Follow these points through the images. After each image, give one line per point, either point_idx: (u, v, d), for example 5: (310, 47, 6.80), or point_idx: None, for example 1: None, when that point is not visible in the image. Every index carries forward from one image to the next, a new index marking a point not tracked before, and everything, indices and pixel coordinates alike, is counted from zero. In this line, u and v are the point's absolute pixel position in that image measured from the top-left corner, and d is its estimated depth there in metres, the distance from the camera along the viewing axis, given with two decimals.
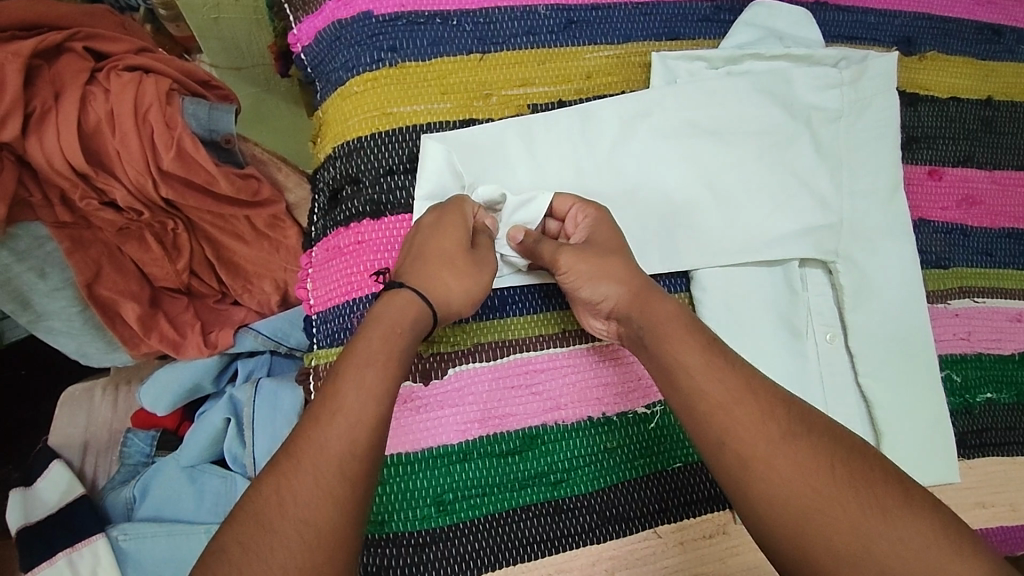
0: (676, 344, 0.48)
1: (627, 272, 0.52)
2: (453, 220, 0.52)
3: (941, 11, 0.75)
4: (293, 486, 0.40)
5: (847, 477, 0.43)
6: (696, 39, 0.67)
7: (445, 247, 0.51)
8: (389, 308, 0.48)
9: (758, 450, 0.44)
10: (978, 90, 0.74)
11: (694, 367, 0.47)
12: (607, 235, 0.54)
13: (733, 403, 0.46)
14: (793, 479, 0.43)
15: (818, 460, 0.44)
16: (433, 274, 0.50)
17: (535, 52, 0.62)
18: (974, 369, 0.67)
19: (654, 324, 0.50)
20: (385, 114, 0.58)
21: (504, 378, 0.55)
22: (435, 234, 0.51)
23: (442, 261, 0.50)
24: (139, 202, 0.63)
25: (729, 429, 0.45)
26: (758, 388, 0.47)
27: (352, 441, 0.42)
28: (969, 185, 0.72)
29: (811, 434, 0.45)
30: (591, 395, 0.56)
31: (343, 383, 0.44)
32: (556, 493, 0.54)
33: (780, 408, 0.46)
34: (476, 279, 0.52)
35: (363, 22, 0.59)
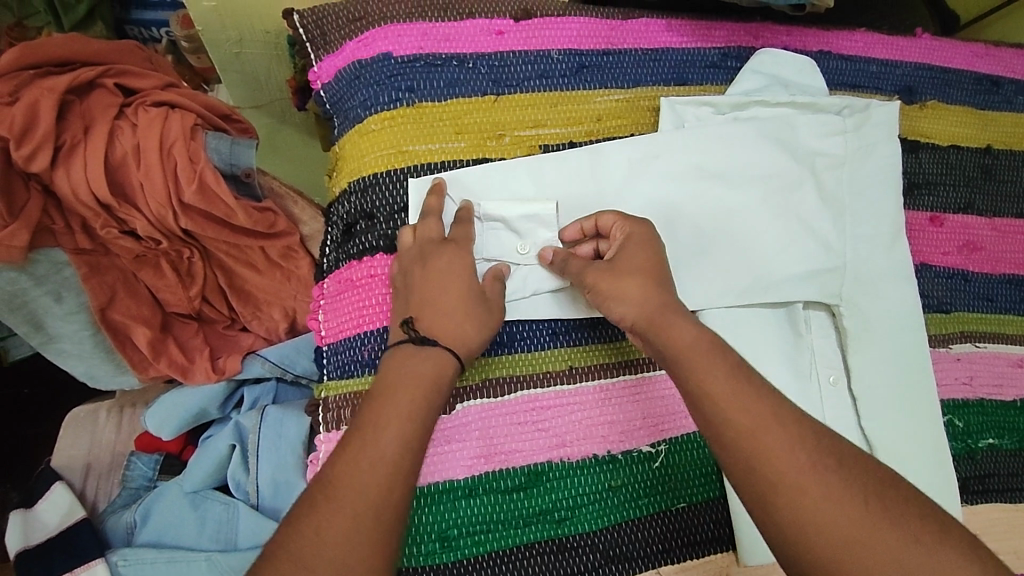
0: (702, 368, 0.47)
1: (641, 287, 0.51)
2: (459, 267, 0.54)
3: (941, 62, 0.78)
4: (326, 532, 0.41)
5: (880, 512, 0.42)
6: (703, 84, 0.69)
7: (457, 297, 0.52)
8: (418, 363, 0.49)
9: (788, 478, 0.43)
10: (978, 139, 0.76)
11: (720, 394, 0.46)
12: (644, 247, 0.54)
13: (765, 429, 0.44)
14: (825, 511, 0.42)
15: (851, 493, 0.42)
16: (453, 325, 0.51)
17: (547, 95, 0.64)
18: (976, 414, 0.67)
19: (673, 346, 0.48)
20: (401, 151, 0.60)
21: (510, 414, 0.56)
22: (444, 283, 0.53)
23: (458, 311, 0.52)
24: (159, 231, 0.64)
25: (760, 455, 0.44)
26: (788, 415, 0.45)
27: (388, 490, 0.43)
28: (969, 232, 0.73)
29: (843, 466, 0.44)
30: (596, 433, 0.57)
31: (381, 433, 0.45)
32: (560, 531, 0.54)
33: (812, 437, 0.44)
34: (487, 318, 0.53)
35: (382, 63, 0.61)
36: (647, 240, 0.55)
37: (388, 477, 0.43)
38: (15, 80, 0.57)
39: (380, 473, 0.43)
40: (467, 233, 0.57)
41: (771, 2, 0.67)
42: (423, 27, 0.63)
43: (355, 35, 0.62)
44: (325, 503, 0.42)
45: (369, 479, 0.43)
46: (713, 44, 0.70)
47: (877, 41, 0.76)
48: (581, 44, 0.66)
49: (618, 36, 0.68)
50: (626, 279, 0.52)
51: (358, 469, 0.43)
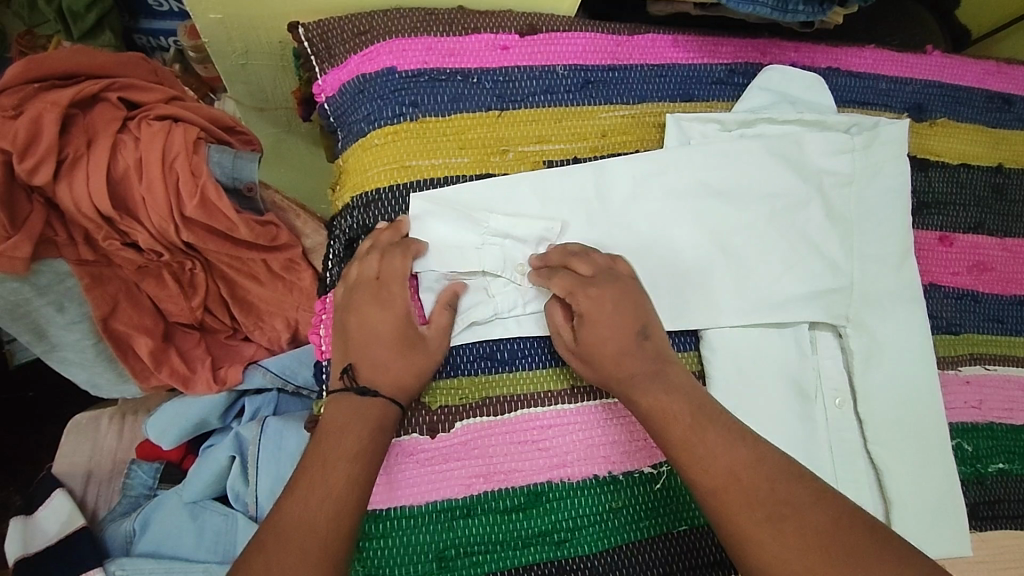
0: (668, 425, 0.51)
1: (617, 346, 0.53)
2: (387, 309, 0.54)
3: (951, 79, 0.77)
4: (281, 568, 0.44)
5: (832, 560, 0.45)
6: (709, 101, 0.69)
7: (393, 345, 0.53)
8: (360, 410, 0.51)
9: (748, 533, 0.46)
10: (988, 157, 0.76)
11: (682, 456, 0.49)
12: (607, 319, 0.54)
13: (724, 489, 0.48)
14: (784, 564, 0.45)
15: (807, 543, 0.45)
16: (388, 373, 0.52)
17: (552, 111, 0.64)
18: (986, 438, 0.66)
19: (646, 406, 0.52)
20: (404, 166, 0.60)
21: (510, 433, 0.55)
22: (376, 324, 0.53)
23: (394, 359, 0.53)
24: (160, 244, 0.64)
25: (720, 511, 0.47)
26: (746, 470, 0.48)
27: (336, 527, 0.46)
28: (980, 252, 0.72)
29: (799, 514, 0.46)
30: (598, 453, 0.56)
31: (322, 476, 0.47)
32: (560, 552, 0.54)
33: (771, 488, 0.47)
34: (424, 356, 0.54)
35: (386, 77, 0.61)
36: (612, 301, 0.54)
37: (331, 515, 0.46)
38: (20, 93, 0.58)
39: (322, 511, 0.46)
40: (398, 267, 0.55)
41: (779, 19, 0.66)
42: (428, 41, 0.63)
43: (360, 50, 0.63)
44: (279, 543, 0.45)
45: (309, 521, 0.46)
46: (720, 60, 0.70)
47: (887, 58, 0.76)
48: (586, 60, 0.66)
49: (624, 52, 0.68)
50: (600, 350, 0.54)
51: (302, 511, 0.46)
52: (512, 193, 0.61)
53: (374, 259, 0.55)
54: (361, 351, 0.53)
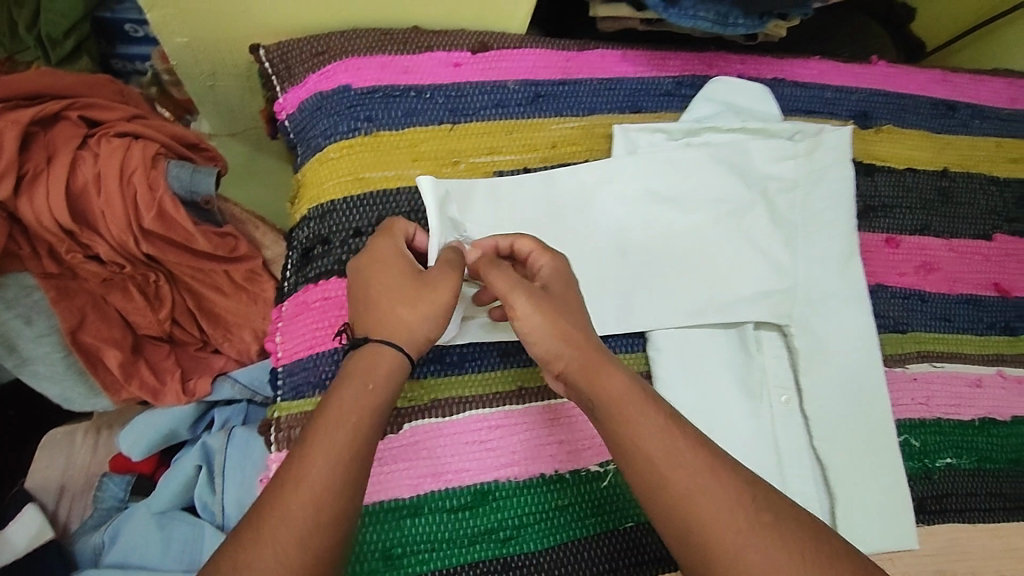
0: (635, 421, 0.48)
1: (576, 333, 0.51)
2: (387, 258, 0.54)
3: (897, 87, 0.80)
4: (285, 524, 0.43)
5: (817, 561, 0.45)
6: (657, 112, 0.71)
7: (389, 288, 0.53)
8: (359, 363, 0.50)
9: (725, 541, 0.45)
10: (933, 162, 0.79)
11: (656, 455, 0.47)
12: (563, 287, 0.54)
13: (698, 494, 0.46)
14: (762, 574, 0.44)
15: (787, 550, 0.45)
16: (393, 315, 0.52)
17: (502, 123, 0.66)
18: (934, 434, 0.68)
19: (606, 400, 0.49)
20: (358, 178, 0.62)
21: (459, 434, 0.57)
22: (378, 274, 0.54)
23: (398, 297, 0.52)
24: (121, 255, 0.66)
25: (695, 522, 0.45)
26: (720, 471, 0.47)
27: (320, 504, 0.44)
28: (926, 252, 0.75)
29: (777, 522, 0.46)
30: (545, 452, 0.58)
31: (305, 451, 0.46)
32: (505, 550, 0.55)
33: (747, 494, 0.47)
34: (429, 295, 0.52)
35: (342, 94, 0.64)
36: (560, 270, 0.55)
37: (320, 492, 0.44)
38: None
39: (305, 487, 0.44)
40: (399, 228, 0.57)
41: (722, 32, 0.68)
42: (382, 59, 0.65)
43: (319, 69, 0.66)
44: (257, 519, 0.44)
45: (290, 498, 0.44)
46: (667, 73, 0.73)
47: (832, 69, 0.78)
48: (537, 75, 0.69)
49: (573, 67, 0.70)
50: (562, 313, 0.51)
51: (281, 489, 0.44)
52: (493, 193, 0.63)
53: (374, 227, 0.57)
54: (363, 305, 0.53)
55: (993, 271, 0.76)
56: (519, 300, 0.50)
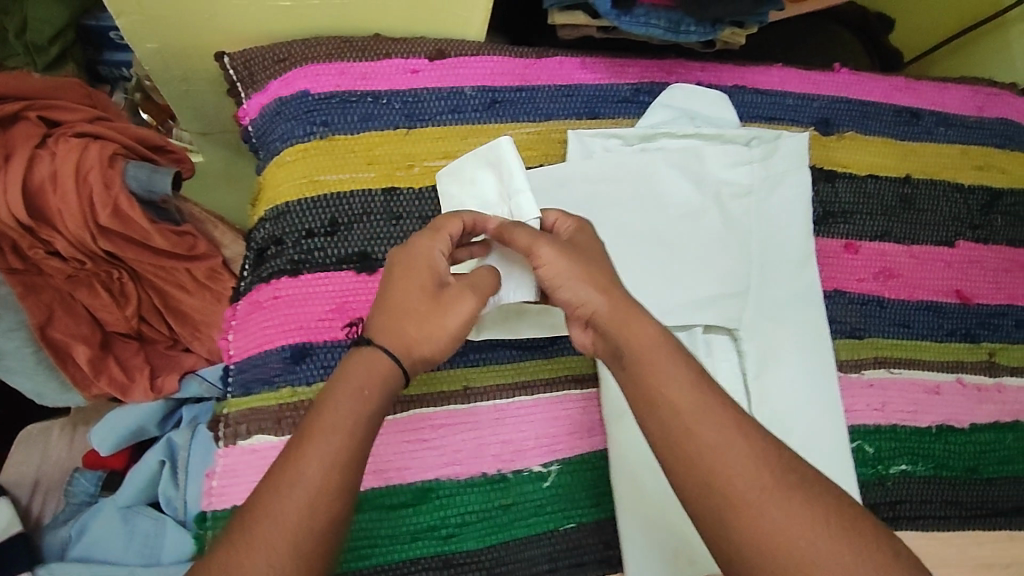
0: (662, 373, 0.48)
1: (605, 283, 0.51)
2: (407, 257, 0.51)
3: (859, 95, 0.80)
4: (274, 518, 0.43)
5: (839, 522, 0.44)
6: (614, 118, 0.72)
7: (405, 296, 0.50)
8: (356, 367, 0.48)
9: (747, 498, 0.44)
10: (897, 168, 0.79)
11: (682, 406, 0.47)
12: (588, 242, 0.55)
13: (723, 447, 0.46)
14: (785, 531, 0.44)
15: (810, 510, 0.44)
16: (400, 328, 0.49)
17: (458, 129, 0.67)
18: (889, 440, 0.68)
19: (634, 348, 0.50)
20: (312, 181, 0.64)
21: (402, 432, 0.59)
22: (394, 273, 0.51)
23: (408, 308, 0.50)
24: (81, 252, 0.69)
25: (720, 476, 0.45)
26: (748, 428, 0.47)
27: (310, 513, 0.43)
28: (886, 258, 0.75)
29: (801, 483, 0.45)
30: (487, 451, 0.60)
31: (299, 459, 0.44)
32: (446, 547, 0.57)
33: (773, 453, 0.46)
34: (441, 315, 0.50)
35: (300, 99, 0.66)
36: (578, 230, 0.56)
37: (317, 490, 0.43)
38: None
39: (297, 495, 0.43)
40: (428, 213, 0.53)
41: (675, 39, 0.68)
42: (341, 66, 0.67)
43: (280, 76, 0.67)
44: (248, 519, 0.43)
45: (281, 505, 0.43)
46: (626, 80, 0.74)
47: (794, 76, 0.79)
48: (494, 81, 0.70)
49: (532, 73, 0.71)
50: (584, 266, 0.52)
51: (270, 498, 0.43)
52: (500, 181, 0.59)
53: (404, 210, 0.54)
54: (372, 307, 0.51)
55: (955, 277, 0.76)
56: (545, 248, 0.52)
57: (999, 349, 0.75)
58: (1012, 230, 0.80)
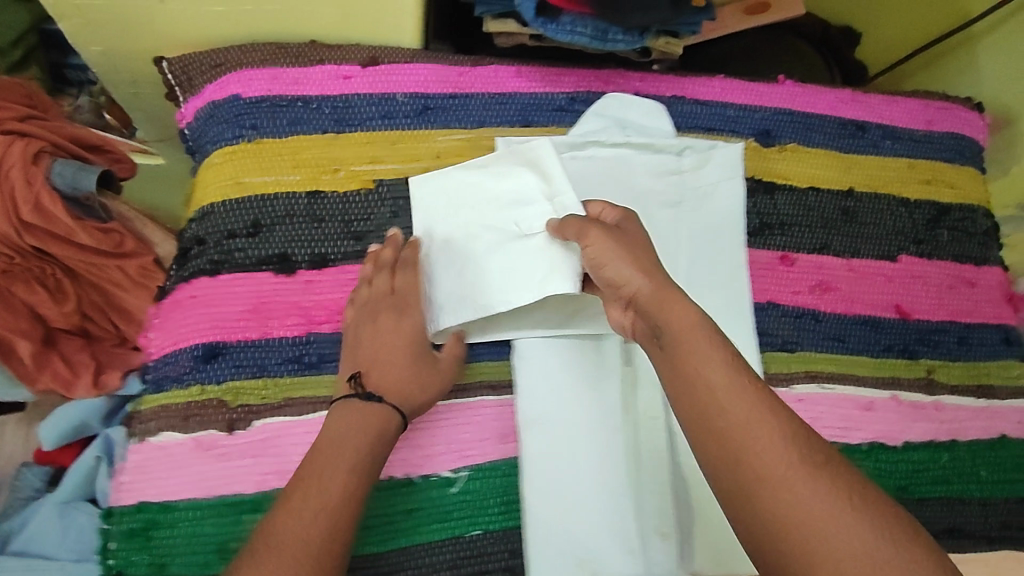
0: (697, 352, 0.47)
1: (649, 263, 0.52)
2: (393, 321, 0.60)
3: (804, 107, 0.79)
4: (288, 531, 0.48)
5: (873, 513, 0.42)
6: (548, 126, 0.72)
7: (396, 356, 0.58)
8: (354, 413, 0.55)
9: (777, 480, 0.43)
10: (839, 181, 0.78)
11: (718, 385, 0.46)
12: (635, 229, 0.56)
13: (756, 430, 0.44)
14: (816, 516, 0.41)
15: (840, 498, 0.42)
16: (395, 382, 0.57)
17: (386, 134, 0.68)
18: None
19: (672, 327, 0.49)
20: (237, 183, 0.65)
21: (310, 433, 0.59)
22: (381, 335, 0.59)
23: (400, 366, 0.58)
24: (8, 248, 0.70)
25: (750, 457, 0.44)
26: (783, 414, 0.45)
27: (319, 531, 0.49)
28: (823, 272, 0.74)
29: (836, 472, 0.43)
30: (396, 456, 0.60)
31: (329, 465, 0.52)
32: None
33: (807, 440, 0.45)
34: (429, 373, 0.59)
35: (231, 103, 0.67)
36: (625, 220, 0.57)
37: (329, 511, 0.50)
38: None
39: (325, 496, 0.50)
40: (412, 281, 0.62)
41: (603, 47, 0.68)
42: (273, 71, 0.68)
43: (215, 80, 0.69)
44: (281, 505, 0.50)
45: (313, 500, 0.50)
46: (562, 88, 0.74)
47: (736, 87, 0.78)
48: (428, 87, 0.70)
49: (466, 81, 0.71)
50: (630, 250, 0.53)
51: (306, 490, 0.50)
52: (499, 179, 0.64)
53: (385, 278, 0.61)
54: (364, 362, 0.58)
55: (895, 292, 0.75)
56: (595, 231, 0.54)
57: (938, 366, 0.74)
58: (957, 246, 0.78)
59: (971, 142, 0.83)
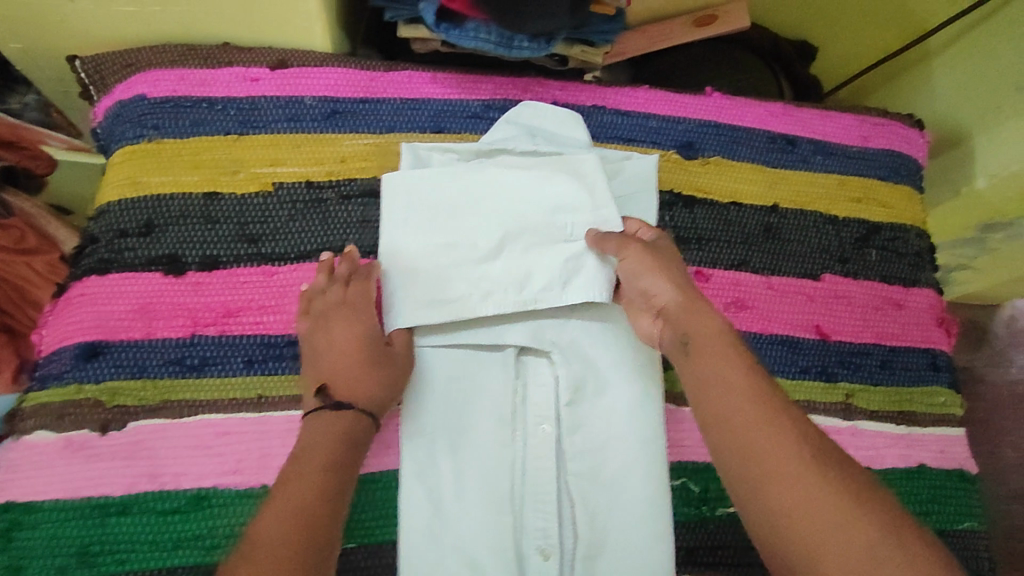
0: (713, 354, 0.53)
1: (679, 279, 0.59)
2: (344, 326, 0.61)
3: (731, 119, 0.77)
4: (271, 523, 0.49)
5: (863, 499, 0.45)
6: (460, 133, 0.71)
7: (352, 362, 0.59)
8: (324, 419, 0.56)
9: (777, 466, 0.47)
10: (764, 197, 0.76)
11: (733, 382, 0.51)
12: (670, 247, 0.62)
13: (762, 422, 0.49)
14: (815, 499, 0.45)
15: (836, 486, 0.46)
16: (358, 388, 0.58)
17: (291, 137, 0.67)
18: (718, 480, 0.66)
19: (696, 331, 0.55)
20: (134, 183, 0.65)
21: (187, 437, 0.59)
22: (333, 341, 0.60)
23: (361, 371, 0.59)
24: None
25: (754, 446, 0.48)
26: (791, 412, 0.50)
27: (295, 523, 0.49)
28: (739, 288, 0.72)
29: (834, 463, 0.47)
30: (273, 463, 0.59)
31: (311, 453, 0.54)
32: (210, 557, 0.57)
33: (813, 435, 0.49)
34: (389, 371, 0.59)
35: (136, 103, 0.67)
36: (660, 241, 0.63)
37: (305, 506, 0.50)
38: None
39: (308, 484, 0.52)
40: (364, 291, 0.62)
41: (510, 55, 0.66)
42: (180, 72, 0.68)
43: (124, 80, 0.68)
44: (270, 501, 0.51)
45: (296, 487, 0.51)
46: (478, 95, 0.72)
47: (661, 98, 0.77)
48: (337, 91, 0.69)
49: (377, 86, 0.71)
50: (660, 265, 0.59)
51: (287, 487, 0.51)
52: (511, 182, 0.66)
53: (338, 289, 0.62)
54: (324, 370, 0.59)
55: (816, 312, 0.73)
56: (633, 246, 0.61)
57: (858, 391, 0.71)
58: (886, 266, 0.76)
59: (908, 159, 0.81)
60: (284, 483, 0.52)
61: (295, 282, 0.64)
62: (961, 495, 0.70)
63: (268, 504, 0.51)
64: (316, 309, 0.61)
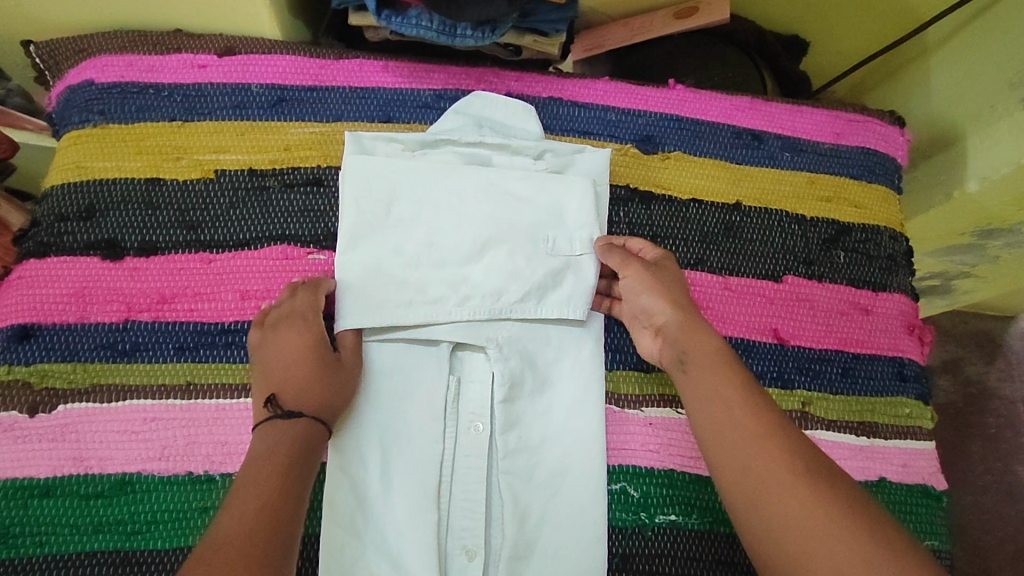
0: (708, 373, 0.56)
1: (678, 299, 0.61)
2: (293, 334, 0.58)
3: (695, 113, 0.75)
4: (234, 520, 0.47)
5: (851, 507, 0.46)
6: (409, 123, 0.70)
7: (301, 369, 0.57)
8: (273, 429, 0.54)
9: (770, 476, 0.49)
10: (726, 194, 0.73)
11: (727, 398, 0.54)
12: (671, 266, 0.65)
13: (756, 434, 0.51)
14: (804, 507, 0.46)
15: (826, 494, 0.47)
16: (309, 395, 0.56)
17: (235, 124, 0.67)
18: (659, 487, 0.63)
19: (692, 351, 0.58)
20: (77, 167, 0.65)
21: (115, 422, 0.59)
22: (282, 352, 0.57)
23: (312, 379, 0.56)
24: None
25: (746, 457, 0.50)
26: (784, 425, 0.52)
27: (253, 521, 0.47)
28: (694, 289, 0.69)
29: (826, 474, 0.48)
30: (199, 451, 0.59)
31: (266, 458, 0.51)
32: (129, 543, 0.56)
33: (805, 447, 0.50)
34: (339, 379, 0.57)
35: (84, 88, 0.67)
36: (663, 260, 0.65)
37: (261, 507, 0.48)
38: None
39: (272, 468, 0.51)
40: (310, 300, 0.60)
41: (455, 44, 0.64)
42: (130, 58, 0.68)
43: (76, 65, 0.69)
44: (231, 493, 0.50)
45: (262, 473, 0.50)
46: (430, 85, 0.71)
47: (621, 90, 0.74)
48: (285, 78, 0.69)
49: (327, 74, 0.70)
50: (657, 285, 0.62)
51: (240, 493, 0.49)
52: (498, 184, 0.66)
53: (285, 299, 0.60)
54: (275, 380, 0.56)
55: (776, 315, 0.69)
56: (631, 265, 0.63)
57: (816, 400, 0.68)
58: (854, 269, 0.72)
59: (884, 157, 0.77)
60: (246, 478, 0.50)
61: (231, 270, 0.63)
62: (925, 513, 0.67)
63: (230, 501, 0.49)
64: (267, 322, 0.59)
